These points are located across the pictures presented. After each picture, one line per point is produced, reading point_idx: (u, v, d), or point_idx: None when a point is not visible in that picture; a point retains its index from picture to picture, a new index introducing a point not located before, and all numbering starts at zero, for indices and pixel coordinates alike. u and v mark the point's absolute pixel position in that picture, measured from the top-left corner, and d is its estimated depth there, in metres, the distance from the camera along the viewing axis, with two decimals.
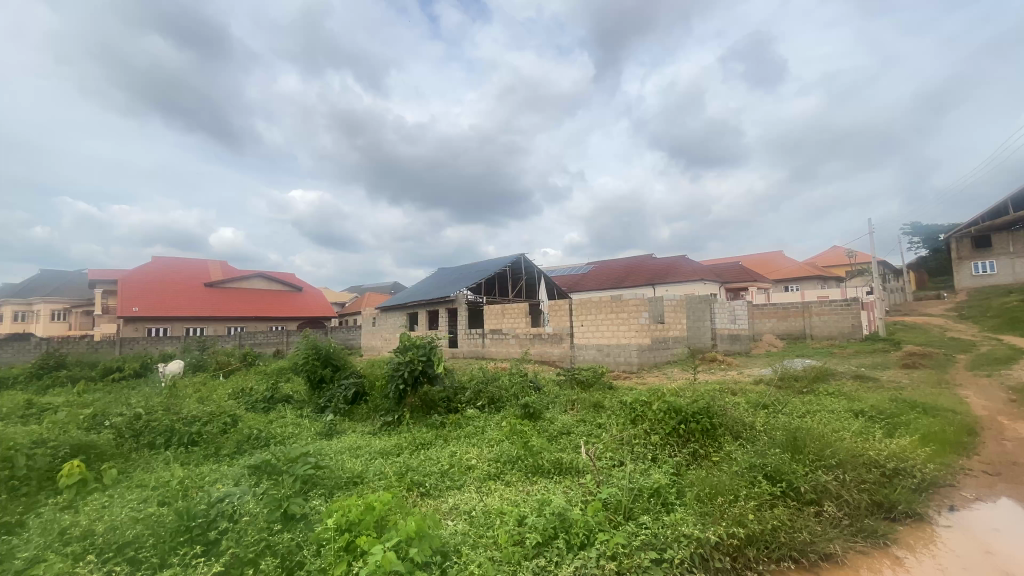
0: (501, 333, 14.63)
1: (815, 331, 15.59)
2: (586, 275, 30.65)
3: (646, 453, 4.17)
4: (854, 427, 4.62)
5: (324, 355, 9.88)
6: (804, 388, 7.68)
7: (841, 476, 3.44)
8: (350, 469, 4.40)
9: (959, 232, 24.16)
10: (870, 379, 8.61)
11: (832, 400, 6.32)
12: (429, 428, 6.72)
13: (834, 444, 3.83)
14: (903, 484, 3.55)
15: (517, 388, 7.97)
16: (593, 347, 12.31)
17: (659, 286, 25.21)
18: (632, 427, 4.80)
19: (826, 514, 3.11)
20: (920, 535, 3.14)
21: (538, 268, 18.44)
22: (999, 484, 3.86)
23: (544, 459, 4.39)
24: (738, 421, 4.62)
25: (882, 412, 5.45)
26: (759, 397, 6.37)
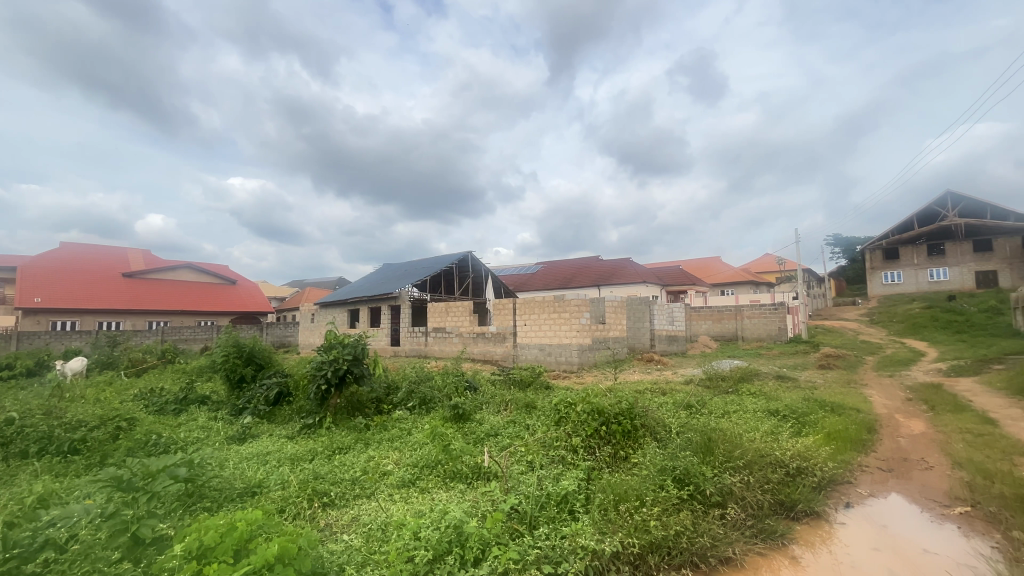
0: (443, 331, 14.30)
1: (745, 332, 16.41)
2: (534, 274, 30.77)
3: (565, 456, 4.07)
4: (767, 428, 4.75)
5: (246, 353, 9.17)
6: (729, 388, 7.99)
7: (747, 478, 3.48)
8: (248, 478, 4.02)
9: (872, 244, 26.29)
10: (789, 379, 9.13)
11: (752, 399, 6.56)
12: (351, 431, 6.28)
13: (743, 445, 3.90)
14: (805, 482, 3.64)
15: (450, 388, 7.67)
16: (536, 347, 12.26)
17: (604, 288, 25.74)
18: (556, 428, 4.68)
19: (729, 517, 3.13)
20: (817, 532, 3.21)
21: (485, 267, 18.23)
22: (890, 480, 4.08)
23: (462, 463, 4.18)
24: (659, 422, 4.63)
25: (795, 411, 5.68)
26: (686, 397, 6.48)
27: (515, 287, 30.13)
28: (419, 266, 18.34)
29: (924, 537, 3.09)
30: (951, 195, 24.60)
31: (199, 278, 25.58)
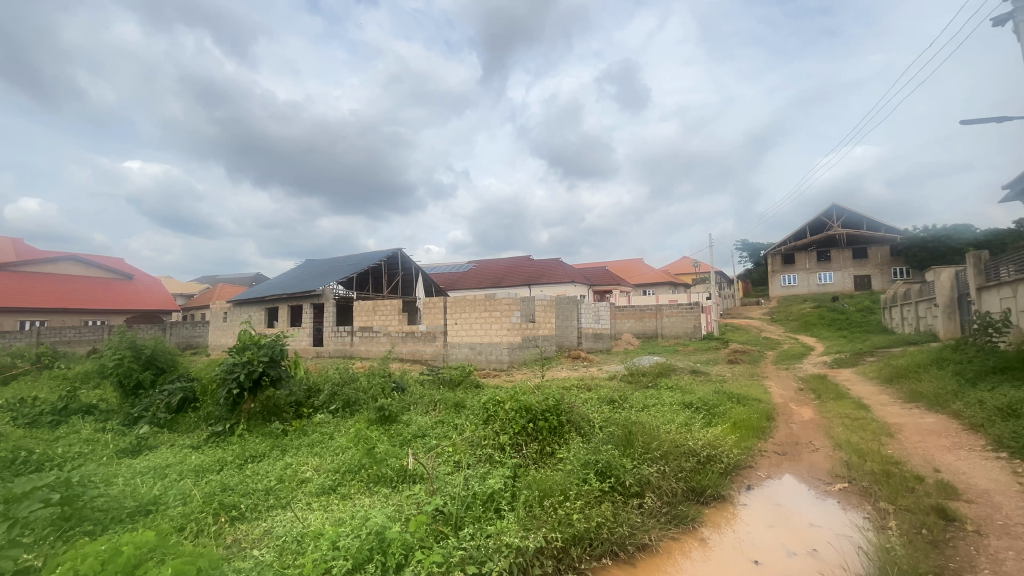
0: (371, 331, 13.79)
1: (664, 330, 17.45)
2: (465, 273, 30.62)
3: (493, 454, 4.08)
4: (682, 420, 5.07)
5: (144, 356, 8.24)
6: (649, 382, 8.45)
7: (663, 468, 3.68)
8: (141, 494, 3.61)
9: (773, 250, 29.02)
10: (702, 373, 9.85)
11: (670, 393, 7.00)
12: (266, 438, 5.85)
13: (660, 436, 4.13)
14: (713, 469, 3.93)
15: (376, 389, 7.42)
16: (466, 346, 12.20)
17: (535, 287, 26.22)
18: (484, 427, 4.67)
19: (646, 506, 3.30)
20: (723, 514, 3.48)
21: (415, 265, 17.85)
22: (784, 462, 4.53)
23: (387, 466, 4.05)
24: (583, 417, 4.78)
25: (706, 402, 6.13)
26: (609, 393, 6.76)
27: (446, 285, 29.80)
28: (345, 263, 17.58)
29: (811, 512, 3.45)
30: (836, 208, 27.80)
31: (88, 272, 22.71)
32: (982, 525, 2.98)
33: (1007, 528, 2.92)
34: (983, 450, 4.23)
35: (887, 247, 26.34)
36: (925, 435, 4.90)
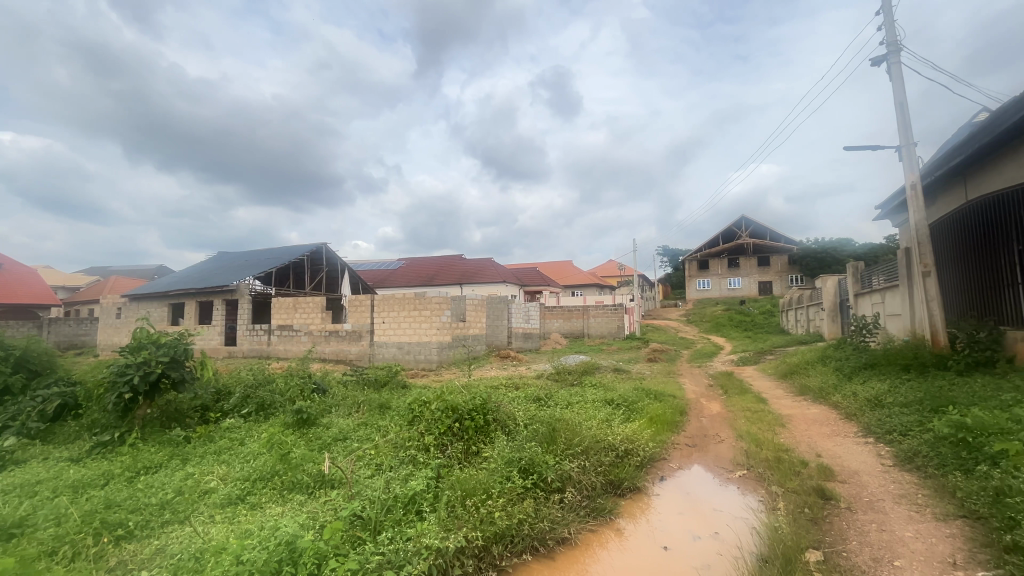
0: (290, 329, 12.99)
1: (590, 330, 18.11)
2: (395, 270, 29.81)
3: (417, 456, 4.00)
4: (603, 416, 5.28)
5: (13, 358, 7.14)
6: (575, 380, 8.72)
7: (584, 463, 3.81)
8: (1, 515, 3.13)
9: (690, 256, 31.09)
10: (624, 371, 10.34)
11: (593, 391, 7.27)
12: (164, 447, 5.30)
13: (582, 433, 4.27)
14: (630, 462, 4.13)
15: (295, 391, 6.98)
16: (394, 345, 11.87)
17: (467, 286, 26.17)
18: (408, 428, 4.58)
19: (567, 500, 3.40)
20: (638, 504, 3.67)
21: (341, 261, 17.10)
22: (693, 453, 4.87)
23: (303, 472, 3.83)
24: (509, 415, 4.82)
25: (626, 399, 6.45)
26: (537, 391, 6.87)
27: (374, 282, 28.83)
28: (262, 257, 16.41)
29: (715, 498, 3.73)
30: (744, 219, 30.36)
31: None
32: (852, 502, 3.40)
33: (872, 503, 3.35)
34: (856, 436, 4.83)
35: (787, 256, 29.13)
36: (811, 424, 5.49)
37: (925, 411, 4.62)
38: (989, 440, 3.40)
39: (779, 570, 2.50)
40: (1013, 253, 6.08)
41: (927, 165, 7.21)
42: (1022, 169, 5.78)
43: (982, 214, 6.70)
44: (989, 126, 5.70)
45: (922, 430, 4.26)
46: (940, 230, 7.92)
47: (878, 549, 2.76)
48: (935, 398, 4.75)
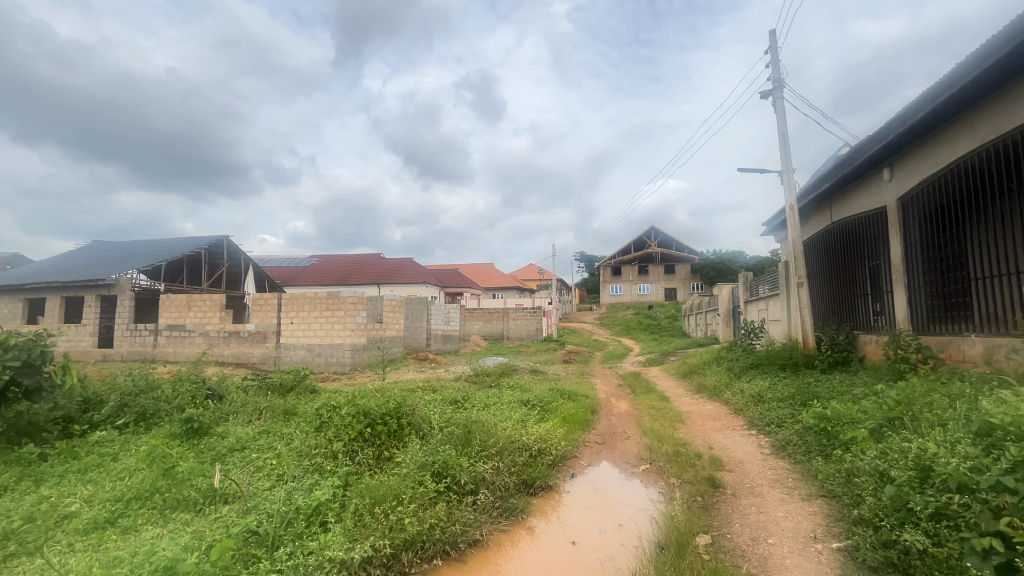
0: (182, 330, 11.69)
1: (509, 332, 18.37)
2: (307, 268, 28.11)
3: (323, 464, 3.79)
4: (519, 417, 5.38)
5: None
6: (493, 382, 8.78)
7: (498, 464, 3.85)
8: None
9: (605, 263, 32.75)
10: (540, 372, 10.60)
11: (510, 392, 7.39)
12: (11, 467, 4.50)
13: (496, 434, 4.31)
14: (543, 461, 4.24)
15: (184, 397, 6.21)
16: (303, 347, 11.17)
17: (385, 287, 25.45)
18: (315, 435, 4.32)
19: (479, 502, 3.41)
20: (549, 502, 3.76)
21: (245, 256, 15.78)
22: (602, 450, 5.12)
23: (191, 488, 3.46)
24: (424, 419, 4.74)
25: (541, 399, 6.62)
26: (454, 394, 6.80)
27: (283, 280, 26.97)
28: (148, 249, 14.63)
29: (621, 492, 3.94)
30: (654, 230, 32.62)
31: None
32: (737, 488, 3.77)
33: (753, 489, 3.74)
34: (743, 429, 5.35)
35: (689, 265, 31.68)
36: (705, 419, 6.02)
37: (796, 405, 5.26)
38: (843, 428, 3.94)
39: (674, 554, 2.71)
40: (865, 269, 7.13)
41: (802, 189, 8.22)
42: (872, 198, 6.80)
43: (843, 235, 7.78)
44: (850, 159, 6.63)
45: (793, 421, 4.84)
46: (811, 247, 9.07)
47: (756, 529, 3.09)
48: (804, 393, 5.43)
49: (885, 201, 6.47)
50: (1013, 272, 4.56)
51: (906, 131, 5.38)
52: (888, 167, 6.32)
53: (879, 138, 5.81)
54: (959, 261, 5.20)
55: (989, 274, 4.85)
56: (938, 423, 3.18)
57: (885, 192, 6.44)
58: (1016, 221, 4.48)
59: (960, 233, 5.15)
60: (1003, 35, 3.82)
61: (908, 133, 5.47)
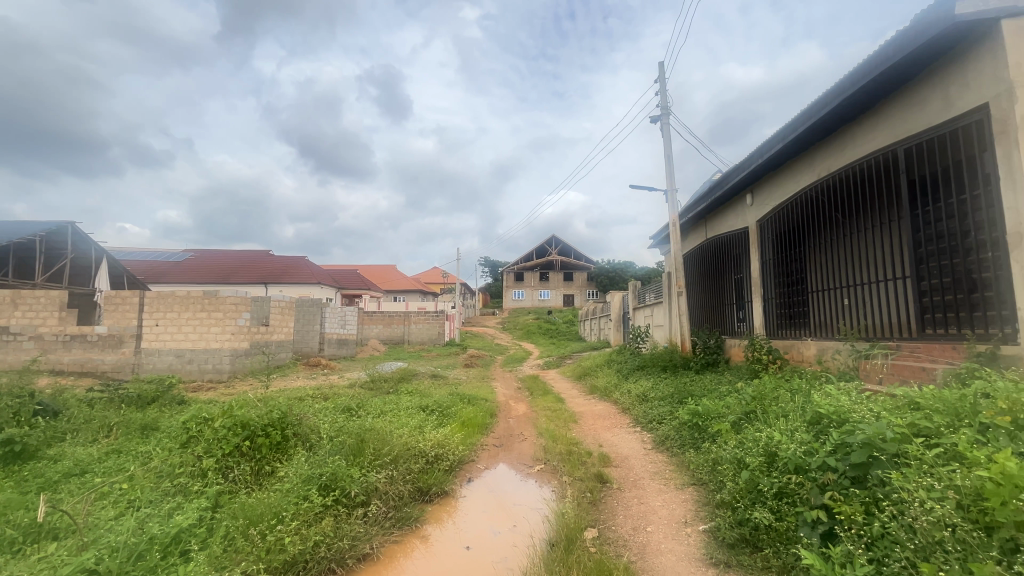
0: (4, 333, 9.62)
1: (410, 336, 17.90)
2: (178, 263, 24.86)
3: (189, 485, 3.35)
4: (416, 423, 5.25)
5: None
6: (390, 388, 8.46)
7: (392, 473, 3.71)
8: None
9: (508, 268, 33.45)
10: (440, 377, 10.45)
11: (408, 398, 7.19)
12: None
13: (392, 441, 4.16)
14: (439, 467, 4.18)
15: (4, 415, 5.10)
16: (170, 352, 9.83)
17: (274, 287, 23.48)
18: (180, 453, 3.81)
19: (371, 514, 3.25)
20: (445, 508, 3.71)
21: (97, 247, 13.52)
22: (499, 453, 5.18)
23: (8, 525, 2.84)
24: (313, 429, 4.43)
25: (440, 404, 6.53)
26: (347, 401, 6.44)
27: (147, 276, 23.57)
28: None
29: (516, 494, 4.01)
30: (554, 238, 34.09)
31: None
32: (621, 482, 4.04)
33: (637, 482, 4.04)
34: (629, 427, 5.76)
35: (586, 273, 33.53)
36: (596, 419, 6.37)
37: (674, 402, 5.80)
38: (710, 422, 4.43)
39: (562, 549, 2.82)
40: (731, 281, 8.09)
41: (682, 208, 9.15)
42: (738, 220, 7.77)
43: (714, 250, 8.78)
44: (722, 183, 7.51)
45: (671, 418, 5.32)
46: (688, 261, 10.12)
47: (637, 519, 3.33)
48: (681, 392, 6.00)
49: (747, 223, 7.43)
50: (840, 287, 5.47)
51: (766, 161, 6.22)
52: (750, 193, 7.27)
53: (746, 167, 6.66)
54: (801, 276, 6.12)
55: (823, 287, 5.76)
56: (782, 414, 3.71)
57: (748, 215, 7.39)
58: (842, 244, 5.38)
59: (803, 252, 6.07)
60: (839, 87, 4.62)
61: (767, 164, 6.35)
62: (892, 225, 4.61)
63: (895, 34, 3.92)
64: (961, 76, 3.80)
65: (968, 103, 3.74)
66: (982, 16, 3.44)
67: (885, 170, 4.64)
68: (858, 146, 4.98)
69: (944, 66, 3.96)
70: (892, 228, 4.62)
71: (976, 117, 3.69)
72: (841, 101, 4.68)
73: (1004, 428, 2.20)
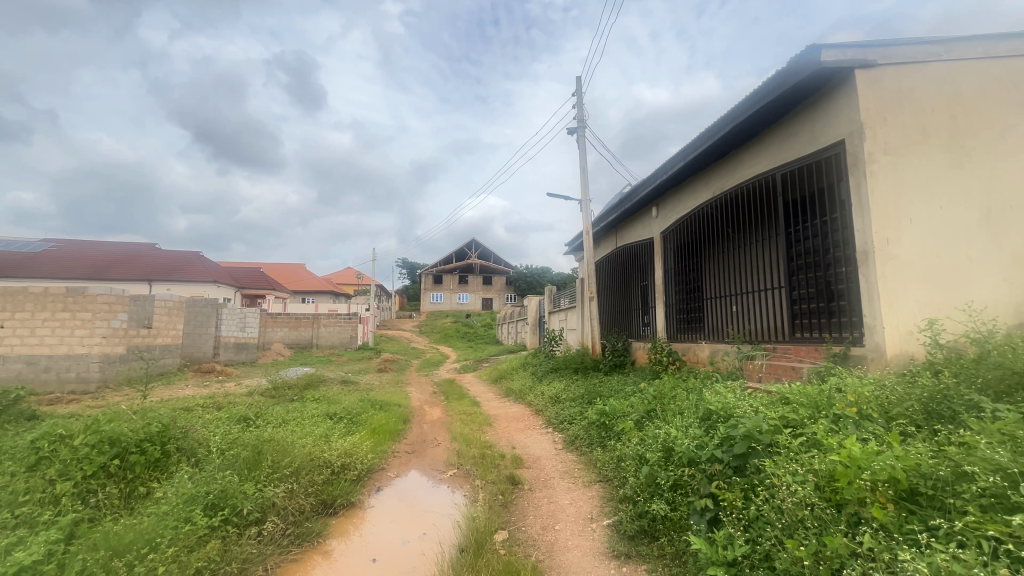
0: None
1: (319, 340, 16.89)
2: (34, 254, 21.26)
3: (36, 514, 2.85)
4: (322, 432, 4.96)
5: None
6: (295, 396, 7.90)
7: (292, 486, 3.46)
8: None
9: (426, 270, 32.90)
10: (351, 382, 9.96)
11: (314, 405, 6.77)
12: None
13: (293, 452, 3.89)
14: (346, 477, 3.98)
15: None
16: (19, 359, 8.34)
17: (159, 284, 20.95)
18: (26, 477, 3.24)
19: (266, 532, 3.00)
20: (351, 521, 3.53)
21: None
22: (411, 459, 5.06)
23: None
24: (200, 444, 4.00)
25: (349, 411, 6.23)
26: (243, 410, 5.90)
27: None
28: None
29: (427, 500, 3.92)
30: (474, 242, 34.21)
31: None
32: (532, 483, 4.13)
33: (547, 481, 4.14)
34: (541, 428, 5.91)
35: (505, 278, 33.96)
36: (510, 421, 6.46)
37: (584, 402, 6.05)
38: (616, 420, 4.69)
39: (472, 554, 2.80)
40: (638, 288, 8.64)
41: (596, 217, 9.60)
42: (644, 231, 8.32)
43: (624, 259, 9.32)
44: (631, 196, 8.00)
45: (581, 418, 5.54)
46: (600, 268, 10.62)
47: (546, 519, 3.41)
48: (590, 393, 6.28)
49: (653, 234, 7.97)
50: (730, 295, 6.05)
51: (670, 178, 6.72)
52: (656, 206, 7.81)
53: (652, 181, 7.14)
54: (698, 284, 6.68)
55: (716, 295, 6.34)
56: (678, 411, 4.02)
57: (654, 226, 7.94)
58: (732, 256, 5.96)
59: (700, 263, 6.64)
60: (732, 115, 5.12)
61: (671, 180, 6.86)
62: (772, 241, 5.20)
63: (776, 73, 4.42)
64: (826, 114, 4.39)
65: (831, 137, 4.32)
66: (842, 64, 3.99)
67: (767, 191, 5.22)
68: (745, 169, 5.56)
69: (813, 104, 4.55)
70: (771, 244, 5.21)
71: (837, 151, 4.28)
72: (732, 127, 5.19)
73: (852, 418, 2.57)
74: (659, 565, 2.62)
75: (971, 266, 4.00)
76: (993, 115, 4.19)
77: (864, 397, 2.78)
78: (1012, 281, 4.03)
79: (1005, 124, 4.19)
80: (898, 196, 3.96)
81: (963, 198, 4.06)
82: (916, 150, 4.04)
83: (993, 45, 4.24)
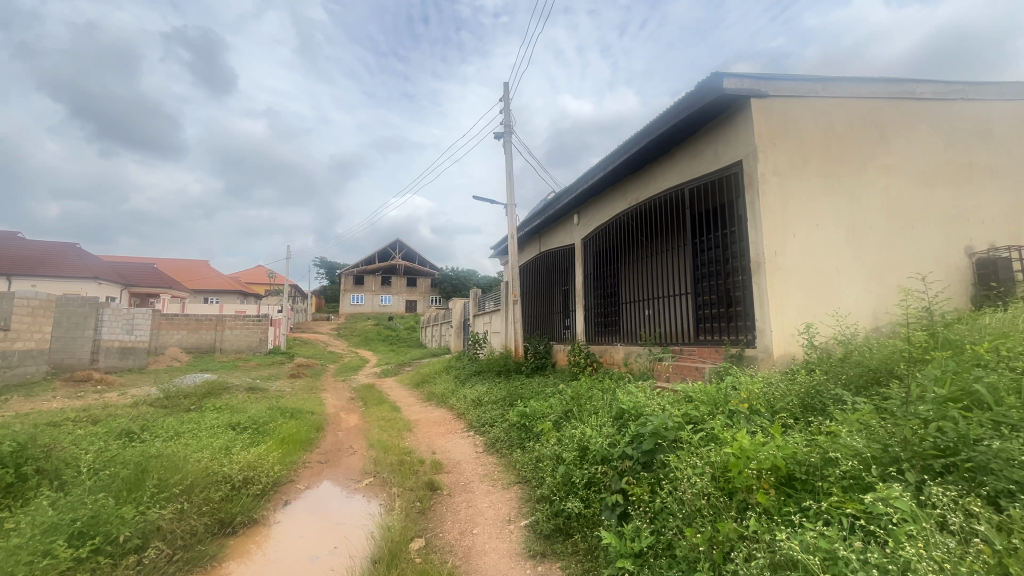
0: None
1: (223, 344, 15.50)
2: None
3: None
4: (222, 444, 4.54)
5: None
6: (192, 405, 7.16)
7: (181, 505, 3.13)
8: None
9: (347, 271, 31.50)
10: (258, 389, 9.23)
11: (214, 415, 6.18)
12: None
13: (185, 468, 3.52)
14: (248, 491, 3.67)
15: None
16: None
17: (23, 280, 18.09)
18: None
19: (148, 560, 2.68)
20: (252, 540, 3.25)
21: None
22: (323, 469, 4.78)
23: None
24: (67, 465, 3.47)
25: (255, 421, 5.76)
26: (126, 423, 5.23)
27: None
28: None
29: (338, 512, 3.72)
30: (399, 243, 33.33)
31: None
32: (452, 487, 4.08)
33: (466, 485, 4.11)
34: (462, 432, 5.86)
35: (430, 279, 33.43)
36: (431, 426, 6.35)
37: (505, 404, 6.10)
38: (535, 422, 4.78)
39: (385, 565, 2.70)
40: (560, 292, 8.89)
41: (520, 222, 9.75)
42: (566, 237, 8.59)
43: (546, 264, 9.55)
44: (554, 203, 8.23)
45: (502, 420, 5.57)
46: (524, 272, 10.79)
47: (464, 524, 3.37)
48: (512, 395, 6.35)
49: (574, 240, 8.24)
50: (643, 299, 6.42)
51: (590, 186, 6.99)
52: (577, 213, 8.10)
53: (575, 189, 7.39)
54: (615, 289, 7.02)
55: (631, 299, 6.70)
56: (593, 411, 4.18)
57: (575, 233, 8.22)
58: (645, 263, 6.34)
59: (617, 269, 6.98)
60: (647, 131, 5.44)
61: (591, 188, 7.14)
62: (680, 250, 5.60)
63: (685, 95, 4.78)
64: (727, 136, 4.82)
65: (731, 158, 4.75)
66: (740, 93, 4.41)
67: (676, 203, 5.62)
68: (658, 182, 5.94)
69: (716, 126, 4.98)
70: (680, 252, 5.61)
71: (736, 170, 4.72)
72: (647, 142, 5.52)
73: (743, 413, 2.84)
74: (573, 561, 2.70)
75: (839, 275, 4.59)
76: (859, 146, 4.83)
77: (754, 394, 3.08)
78: (869, 289, 4.67)
79: (867, 155, 4.85)
80: (784, 213, 4.45)
81: (834, 217, 4.64)
82: (799, 173, 4.56)
83: (859, 86, 4.90)
